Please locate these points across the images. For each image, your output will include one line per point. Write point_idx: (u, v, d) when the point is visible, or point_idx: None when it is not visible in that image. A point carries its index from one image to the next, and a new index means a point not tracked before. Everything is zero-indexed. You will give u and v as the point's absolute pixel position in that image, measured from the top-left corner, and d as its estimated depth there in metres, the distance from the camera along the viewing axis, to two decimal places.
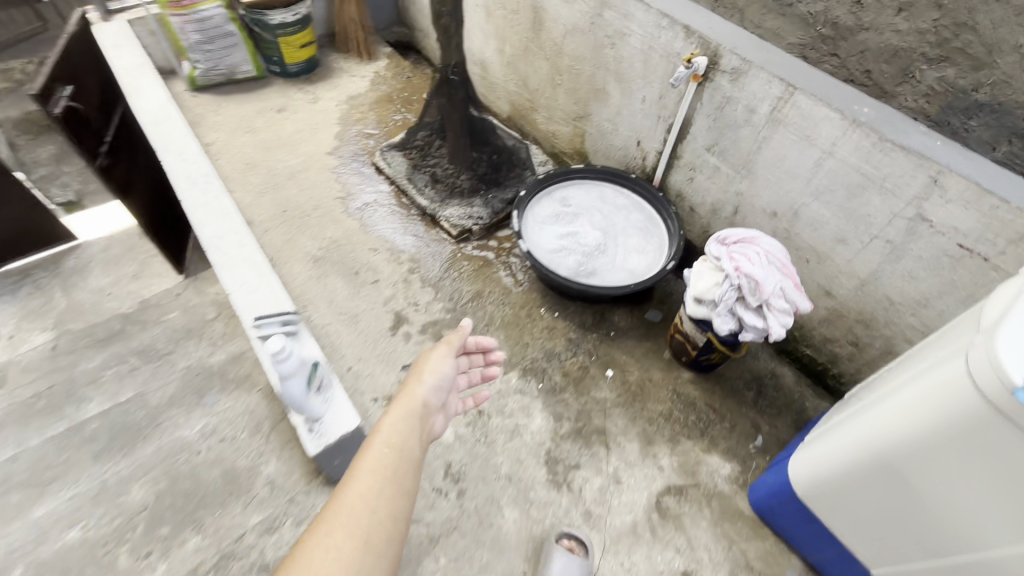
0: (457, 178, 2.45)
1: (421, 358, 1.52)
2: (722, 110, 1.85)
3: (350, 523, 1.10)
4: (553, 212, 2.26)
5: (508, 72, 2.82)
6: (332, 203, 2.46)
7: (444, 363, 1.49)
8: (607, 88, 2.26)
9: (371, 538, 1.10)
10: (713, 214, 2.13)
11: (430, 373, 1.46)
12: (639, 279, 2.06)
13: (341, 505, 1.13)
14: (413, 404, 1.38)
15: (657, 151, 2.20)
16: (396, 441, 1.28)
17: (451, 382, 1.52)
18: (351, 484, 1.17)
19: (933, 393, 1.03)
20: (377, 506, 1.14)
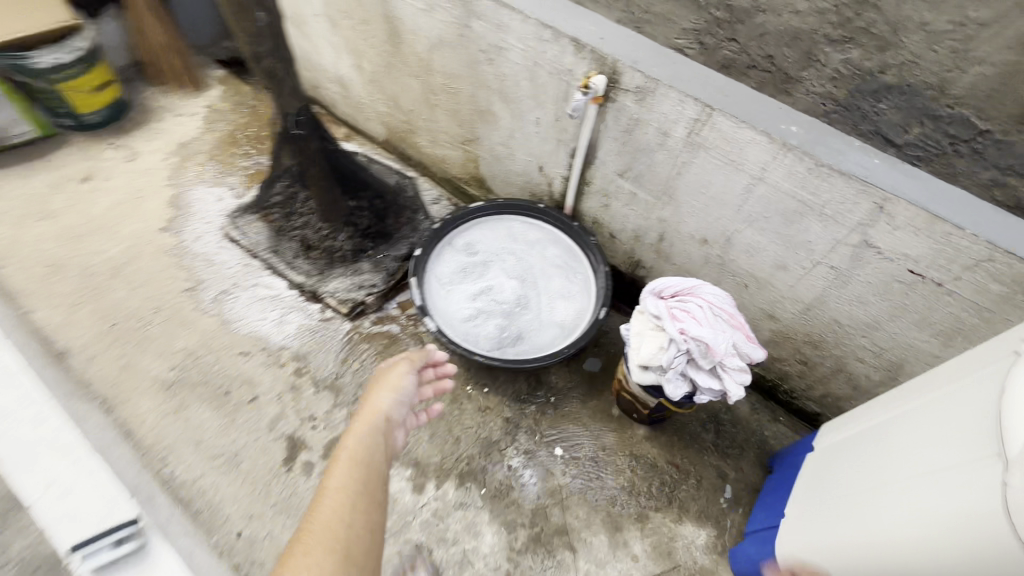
0: (335, 240, 2.01)
1: (378, 374, 1.37)
2: (630, 133, 1.57)
3: (326, 539, 0.94)
4: (458, 266, 1.91)
5: (373, 91, 2.36)
6: (178, 299, 1.93)
7: (403, 376, 1.35)
8: (493, 109, 1.90)
9: (350, 552, 0.94)
10: (636, 241, 1.89)
11: (390, 386, 1.32)
12: (571, 333, 1.78)
13: (316, 520, 0.98)
14: (375, 418, 1.24)
15: (564, 177, 1.90)
16: (363, 454, 1.13)
17: (414, 395, 1.38)
18: (320, 502, 1.02)
19: (953, 518, 0.84)
20: (354, 521, 0.99)
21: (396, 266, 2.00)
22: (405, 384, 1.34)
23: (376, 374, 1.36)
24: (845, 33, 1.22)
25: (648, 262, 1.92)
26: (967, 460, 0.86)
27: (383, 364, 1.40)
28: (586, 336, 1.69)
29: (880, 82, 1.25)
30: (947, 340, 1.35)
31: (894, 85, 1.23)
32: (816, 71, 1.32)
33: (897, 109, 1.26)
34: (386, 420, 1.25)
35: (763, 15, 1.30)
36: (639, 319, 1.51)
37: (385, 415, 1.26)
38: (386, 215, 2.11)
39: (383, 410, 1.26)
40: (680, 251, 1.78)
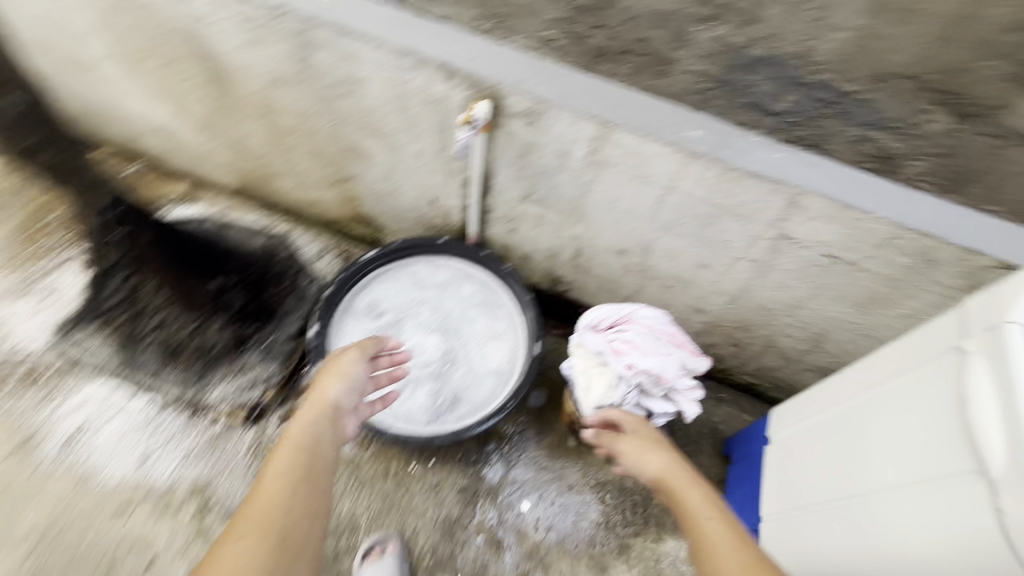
0: (207, 337, 1.67)
1: (328, 360, 1.25)
2: (527, 157, 1.41)
3: (260, 530, 0.84)
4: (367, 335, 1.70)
5: (208, 137, 1.95)
6: (11, 464, 1.52)
7: (353, 364, 1.24)
8: (363, 145, 1.64)
9: (286, 544, 0.85)
10: (552, 259, 1.77)
11: (339, 373, 1.20)
12: (509, 378, 1.64)
13: (252, 508, 0.88)
14: (322, 407, 1.12)
15: (462, 207, 1.71)
16: (308, 441, 1.02)
17: (365, 386, 1.26)
18: (256, 491, 0.91)
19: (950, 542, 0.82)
20: (293, 506, 0.90)
21: (291, 348, 1.69)
22: (356, 372, 1.23)
23: (326, 361, 1.25)
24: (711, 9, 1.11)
25: (569, 277, 1.82)
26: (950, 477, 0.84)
27: (334, 353, 1.28)
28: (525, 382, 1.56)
29: (750, 57, 1.15)
30: (865, 309, 1.40)
31: (765, 58, 1.14)
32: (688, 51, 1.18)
33: (776, 83, 1.16)
34: (335, 408, 1.14)
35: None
36: (579, 356, 1.40)
37: (332, 403, 1.15)
38: (264, 287, 1.78)
39: (331, 399, 1.15)
40: (599, 263, 1.69)
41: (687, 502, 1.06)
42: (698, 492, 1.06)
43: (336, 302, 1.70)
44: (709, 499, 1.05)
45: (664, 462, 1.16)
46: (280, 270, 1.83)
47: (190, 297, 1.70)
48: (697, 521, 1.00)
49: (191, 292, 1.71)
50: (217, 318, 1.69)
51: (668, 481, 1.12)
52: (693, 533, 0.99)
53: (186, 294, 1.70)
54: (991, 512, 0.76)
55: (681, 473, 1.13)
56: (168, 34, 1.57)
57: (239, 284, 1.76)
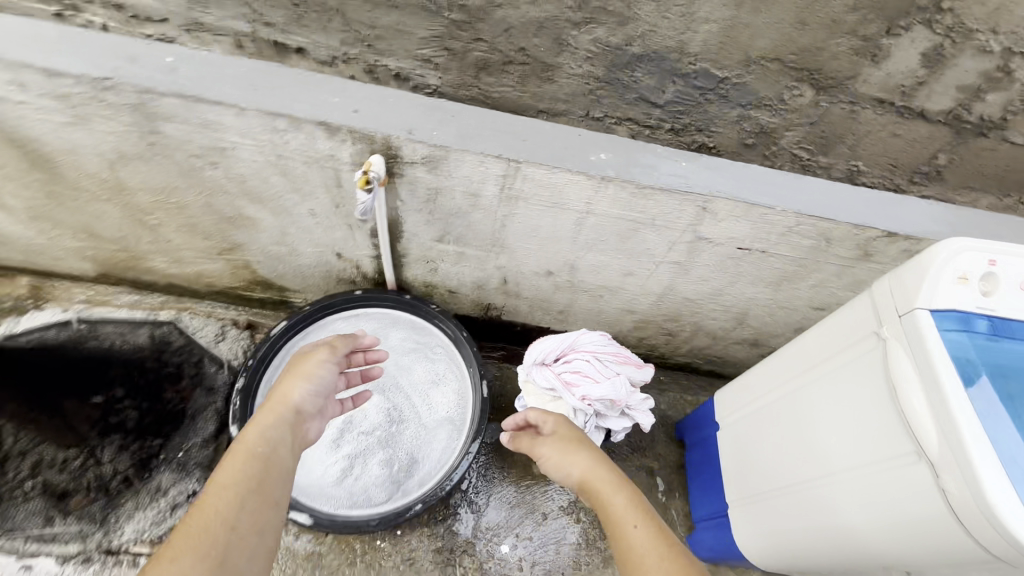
0: (101, 469, 1.41)
1: (299, 360, 1.18)
2: (434, 201, 1.32)
3: (199, 544, 0.79)
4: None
5: (46, 226, 1.63)
6: None
7: (322, 367, 1.17)
8: (244, 212, 1.44)
9: (225, 561, 0.80)
10: (479, 290, 1.70)
11: (306, 376, 1.13)
12: (461, 422, 1.57)
13: (193, 522, 0.82)
14: (284, 409, 1.06)
15: (373, 257, 1.58)
16: (265, 449, 0.97)
17: (331, 388, 1.20)
18: (199, 501, 0.85)
19: (911, 521, 0.89)
20: (242, 521, 0.85)
21: (211, 453, 1.49)
22: (325, 376, 1.16)
23: (297, 359, 1.17)
24: (585, 14, 1.05)
25: (499, 303, 1.76)
26: (900, 460, 0.91)
27: (303, 351, 1.21)
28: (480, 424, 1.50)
29: (628, 55, 1.11)
30: (779, 287, 1.49)
31: (642, 55, 1.11)
32: (570, 55, 1.13)
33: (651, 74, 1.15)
34: (298, 411, 1.08)
35: (502, 10, 1.05)
36: (532, 392, 1.36)
37: (296, 406, 1.09)
38: (161, 391, 1.54)
39: (296, 402, 1.09)
40: (528, 286, 1.65)
41: (612, 507, 0.99)
42: (621, 495, 1.00)
43: (254, 387, 1.51)
44: (633, 501, 0.98)
45: (586, 464, 1.09)
46: (175, 365, 1.60)
47: (69, 427, 1.44)
48: (622, 528, 0.94)
49: (70, 422, 1.44)
50: (109, 442, 1.44)
51: (591, 485, 1.05)
52: (618, 544, 0.93)
53: (62, 426, 1.43)
54: (944, 492, 0.83)
55: (603, 475, 1.06)
56: None
57: (129, 395, 1.51)
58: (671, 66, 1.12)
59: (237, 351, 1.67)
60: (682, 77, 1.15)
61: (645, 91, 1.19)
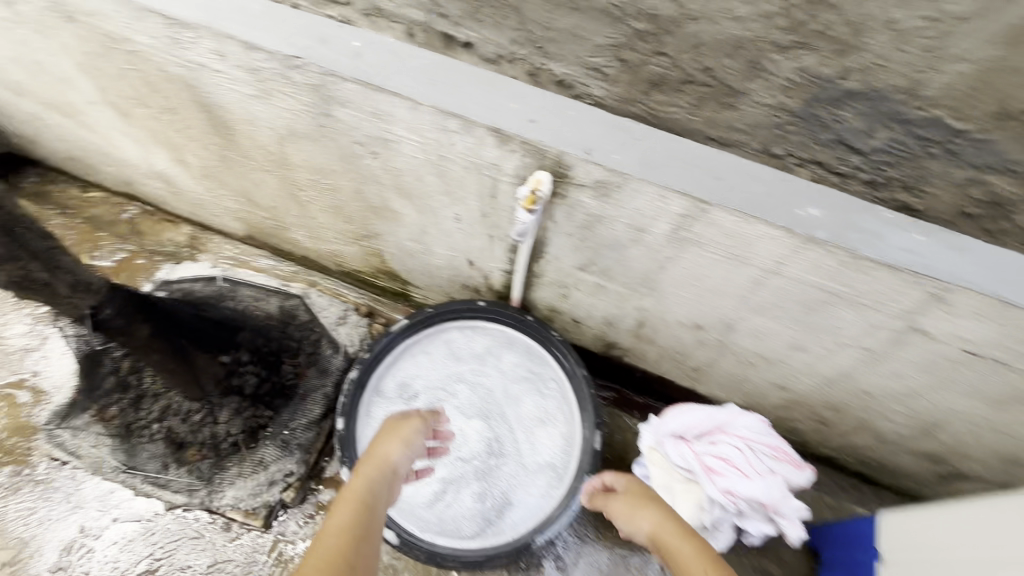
0: (217, 428, 1.46)
1: (395, 424, 1.23)
2: (590, 229, 1.18)
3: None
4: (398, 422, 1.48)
5: (214, 185, 1.73)
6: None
7: (418, 436, 1.21)
8: (391, 205, 1.41)
9: None
10: (609, 327, 1.53)
11: (405, 440, 1.17)
12: (564, 471, 1.43)
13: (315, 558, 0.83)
14: (382, 469, 1.10)
15: (505, 272, 1.49)
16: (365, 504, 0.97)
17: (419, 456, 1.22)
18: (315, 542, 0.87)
19: None
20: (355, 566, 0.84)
21: (313, 437, 1.49)
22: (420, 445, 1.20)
23: (394, 423, 1.22)
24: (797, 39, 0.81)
25: (626, 344, 1.59)
26: None
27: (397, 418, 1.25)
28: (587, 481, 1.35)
29: (842, 90, 0.85)
30: (1003, 407, 1.16)
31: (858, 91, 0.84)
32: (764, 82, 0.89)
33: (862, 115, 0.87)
34: (393, 472, 1.12)
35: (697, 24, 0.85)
36: (660, 463, 1.18)
37: (392, 469, 1.12)
38: (280, 364, 1.57)
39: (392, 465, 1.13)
40: (667, 335, 1.45)
41: (678, 556, 0.91)
42: (688, 545, 0.91)
43: (362, 386, 1.48)
44: (701, 550, 0.89)
45: (657, 518, 1.00)
46: (296, 341, 1.61)
47: (196, 380, 1.46)
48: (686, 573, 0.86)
49: (198, 376, 1.46)
50: (228, 404, 1.48)
51: (659, 540, 0.97)
52: None
53: (189, 378, 1.44)
54: None
55: (672, 528, 0.97)
56: (163, 84, 1.35)
57: (252, 361, 1.55)
58: (892, 108, 0.84)
59: (354, 338, 1.66)
60: (903, 123, 0.85)
61: (848, 134, 0.90)
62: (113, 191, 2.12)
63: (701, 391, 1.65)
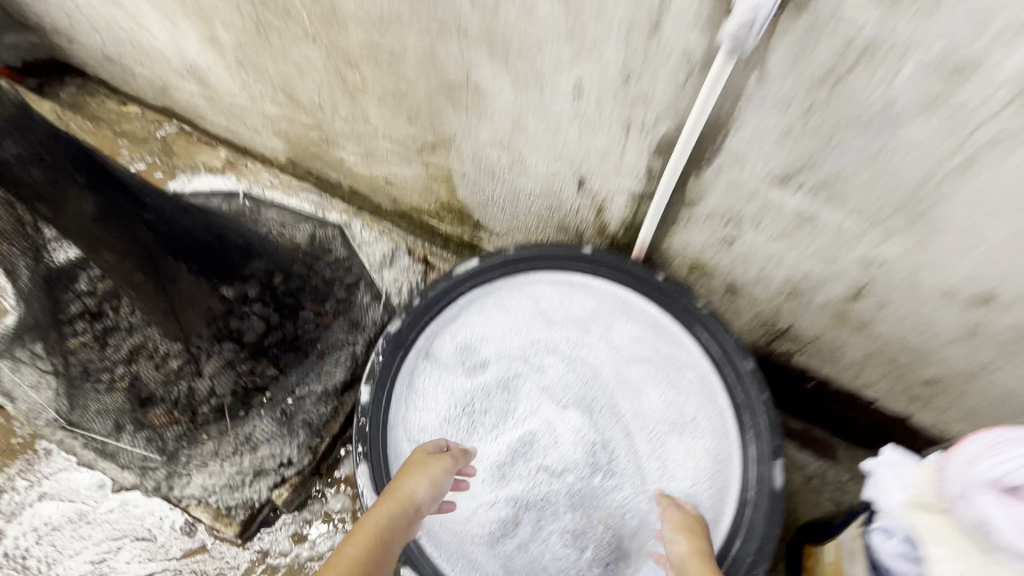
0: (196, 383, 1.02)
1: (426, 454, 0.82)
2: (832, 88, 0.65)
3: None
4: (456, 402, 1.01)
5: (250, 78, 1.34)
6: None
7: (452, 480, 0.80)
8: (476, 76, 0.94)
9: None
10: (791, 298, 0.97)
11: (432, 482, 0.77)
12: (716, 515, 0.90)
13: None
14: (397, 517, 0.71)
15: (634, 196, 0.97)
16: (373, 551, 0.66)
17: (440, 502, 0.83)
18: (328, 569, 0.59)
19: None
20: None
21: (328, 415, 1.02)
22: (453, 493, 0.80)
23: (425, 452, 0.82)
24: None
25: (809, 329, 1.02)
26: None
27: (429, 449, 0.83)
28: (766, 547, 0.84)
29: None
30: None
31: None
32: None
33: None
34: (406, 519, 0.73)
35: None
36: (953, 540, 0.60)
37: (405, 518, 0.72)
38: (298, 307, 1.10)
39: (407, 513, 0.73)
40: (902, 315, 0.87)
41: None
42: None
43: (405, 348, 1.00)
44: None
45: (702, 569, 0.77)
46: (323, 279, 1.14)
47: (173, 313, 0.97)
48: None
49: (176, 306, 0.96)
50: (218, 352, 1.02)
51: None
52: None
53: (163, 304, 0.95)
54: None
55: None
56: None
57: (262, 298, 1.06)
58: None
59: (402, 286, 1.22)
60: None
61: None
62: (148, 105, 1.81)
63: (919, 417, 1.05)
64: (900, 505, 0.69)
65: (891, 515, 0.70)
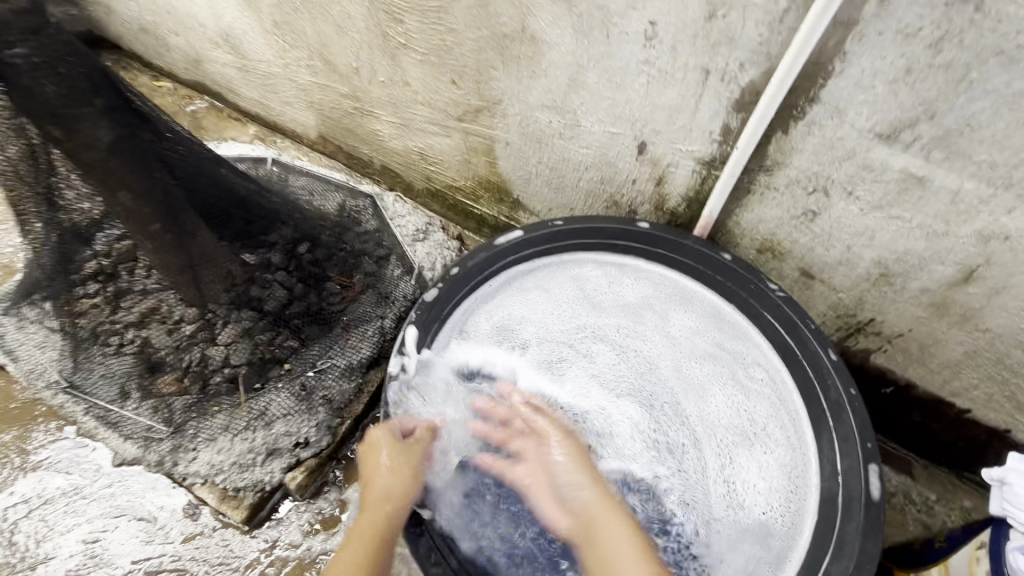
0: (209, 351, 0.93)
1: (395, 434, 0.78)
2: (977, 7, 0.55)
3: None
4: (490, 390, 0.89)
5: (286, 42, 1.29)
6: None
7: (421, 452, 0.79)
8: (534, 24, 0.86)
9: None
10: (880, 283, 0.84)
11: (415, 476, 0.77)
12: (794, 537, 0.76)
13: None
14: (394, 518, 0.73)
15: (703, 162, 0.86)
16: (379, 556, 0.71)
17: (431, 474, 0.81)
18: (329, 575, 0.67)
19: None
20: None
21: (353, 390, 0.96)
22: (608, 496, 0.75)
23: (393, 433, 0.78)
24: None
25: (896, 323, 0.88)
26: None
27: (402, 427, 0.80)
28: (864, 571, 0.68)
29: None
30: None
31: None
32: None
33: None
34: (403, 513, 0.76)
35: None
36: None
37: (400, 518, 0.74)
38: (324, 279, 1.01)
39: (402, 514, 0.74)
40: (1020, 303, 0.75)
41: None
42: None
43: (439, 319, 0.89)
44: None
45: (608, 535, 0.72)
46: (352, 252, 1.05)
47: (193, 271, 0.87)
48: None
49: (195, 263, 0.87)
50: (235, 321, 0.94)
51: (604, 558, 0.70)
52: None
53: (182, 261, 0.86)
54: None
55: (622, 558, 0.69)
56: None
57: (287, 265, 0.98)
58: None
59: (436, 261, 1.14)
60: None
61: None
62: (182, 81, 1.73)
63: (1021, 433, 0.89)
64: None
65: None
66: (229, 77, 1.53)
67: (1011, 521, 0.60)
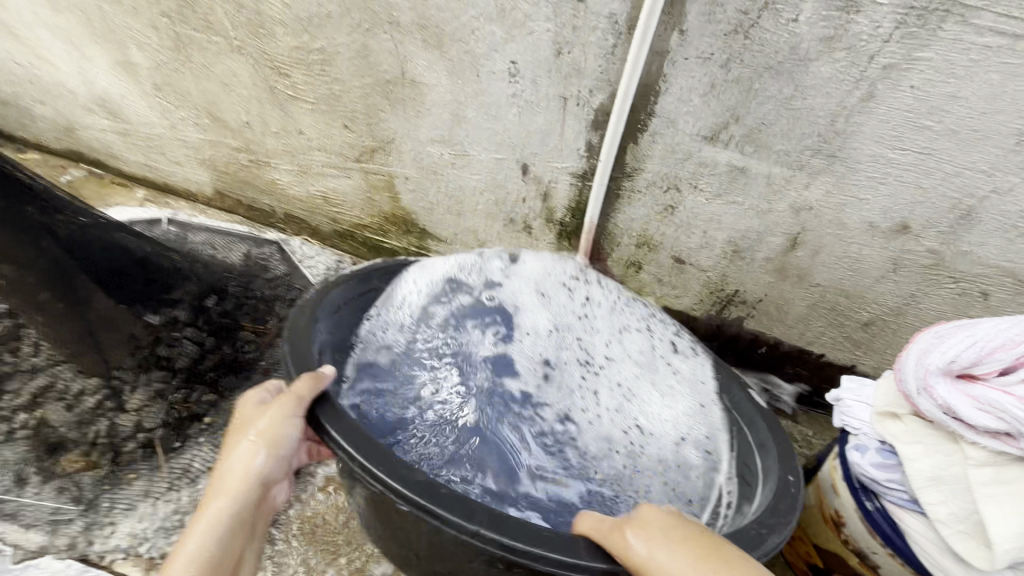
0: (118, 420, 0.89)
1: (253, 404, 0.65)
2: (746, 34, 0.72)
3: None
4: (409, 365, 0.79)
5: (169, 103, 1.29)
6: None
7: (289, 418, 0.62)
8: (413, 69, 0.96)
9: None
10: (735, 259, 1.00)
11: (263, 438, 0.62)
12: (710, 449, 0.78)
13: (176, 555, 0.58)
14: (235, 502, 0.60)
15: (577, 176, 0.99)
16: (222, 545, 0.59)
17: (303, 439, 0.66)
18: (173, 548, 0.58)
19: None
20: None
21: None
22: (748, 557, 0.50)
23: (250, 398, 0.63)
24: None
25: (755, 290, 1.04)
26: None
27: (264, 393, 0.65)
28: (785, 450, 0.73)
29: None
30: None
31: None
32: None
33: None
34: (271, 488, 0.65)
35: None
36: (924, 437, 0.63)
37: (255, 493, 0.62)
38: (236, 328, 1.03)
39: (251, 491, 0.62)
40: (835, 259, 0.93)
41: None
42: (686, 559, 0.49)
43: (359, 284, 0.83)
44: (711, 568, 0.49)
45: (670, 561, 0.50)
46: (262, 298, 1.09)
47: (93, 337, 0.88)
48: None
49: (94, 327, 0.88)
50: (145, 384, 0.92)
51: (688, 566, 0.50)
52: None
53: (80, 327, 0.87)
54: None
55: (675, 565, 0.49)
56: None
57: (195, 321, 0.99)
58: None
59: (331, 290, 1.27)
60: None
61: None
62: (52, 151, 1.62)
63: (865, 365, 1.06)
64: (871, 419, 0.70)
65: (864, 432, 0.70)
66: (110, 143, 1.48)
67: (847, 428, 0.73)
